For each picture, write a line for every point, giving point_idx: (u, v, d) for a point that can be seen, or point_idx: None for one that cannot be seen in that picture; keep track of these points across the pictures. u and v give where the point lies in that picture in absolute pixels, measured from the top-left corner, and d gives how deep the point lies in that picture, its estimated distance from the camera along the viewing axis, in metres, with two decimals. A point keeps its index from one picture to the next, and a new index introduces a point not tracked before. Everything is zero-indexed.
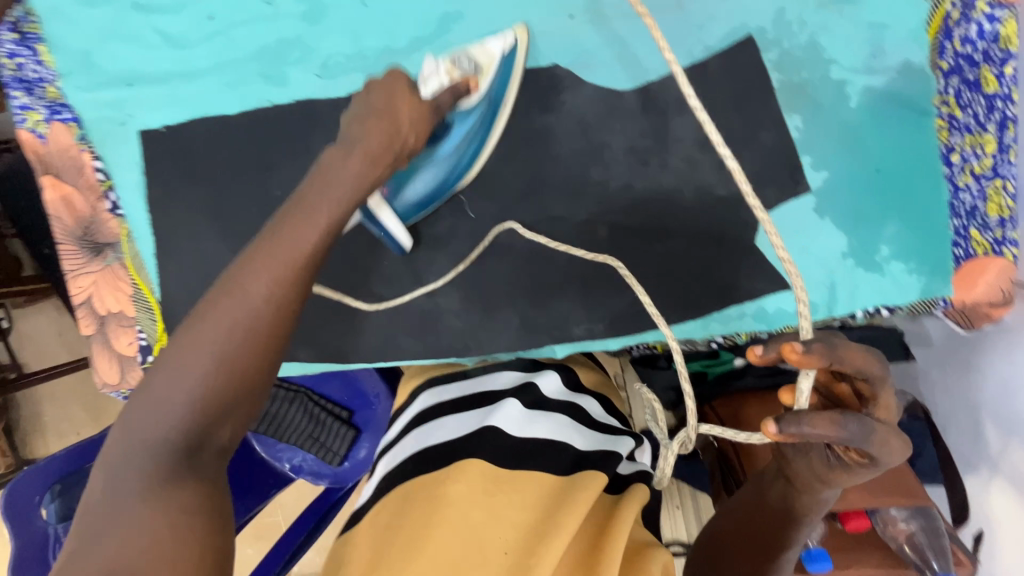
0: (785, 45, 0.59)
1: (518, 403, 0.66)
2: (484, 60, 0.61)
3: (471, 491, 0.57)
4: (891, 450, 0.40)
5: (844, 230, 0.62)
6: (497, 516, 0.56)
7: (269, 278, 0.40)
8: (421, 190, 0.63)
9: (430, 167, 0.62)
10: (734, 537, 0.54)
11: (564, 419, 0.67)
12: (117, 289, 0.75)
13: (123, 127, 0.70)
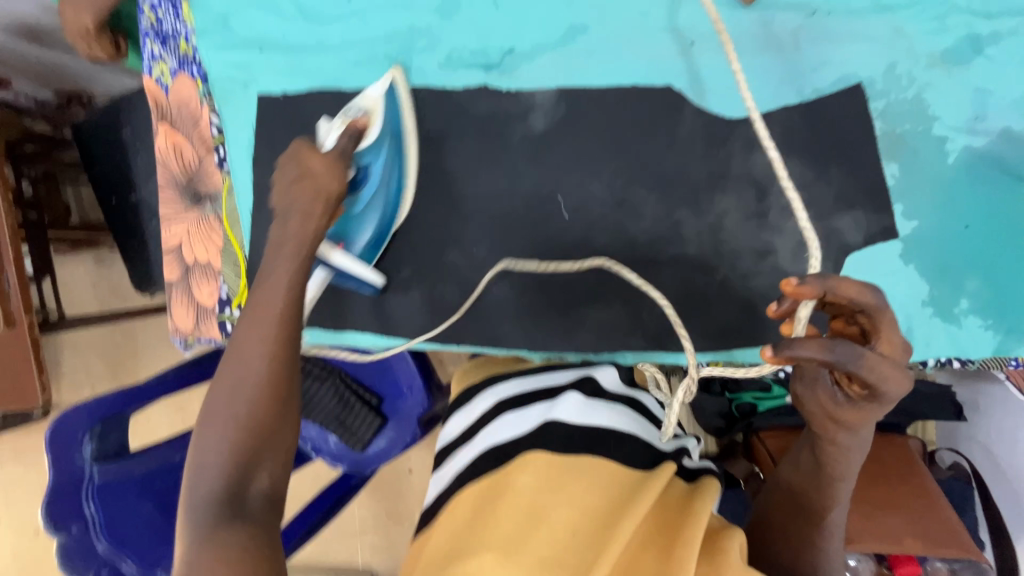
0: (892, 97, 0.63)
1: (580, 394, 0.67)
2: (369, 104, 0.66)
3: (539, 478, 0.58)
4: (887, 378, 0.42)
5: (928, 279, 0.64)
6: (566, 499, 0.56)
7: (259, 340, 0.46)
8: (371, 233, 0.68)
9: (370, 212, 0.66)
10: (785, 518, 0.55)
11: (625, 409, 0.68)
12: (208, 240, 0.78)
13: (245, 88, 0.74)
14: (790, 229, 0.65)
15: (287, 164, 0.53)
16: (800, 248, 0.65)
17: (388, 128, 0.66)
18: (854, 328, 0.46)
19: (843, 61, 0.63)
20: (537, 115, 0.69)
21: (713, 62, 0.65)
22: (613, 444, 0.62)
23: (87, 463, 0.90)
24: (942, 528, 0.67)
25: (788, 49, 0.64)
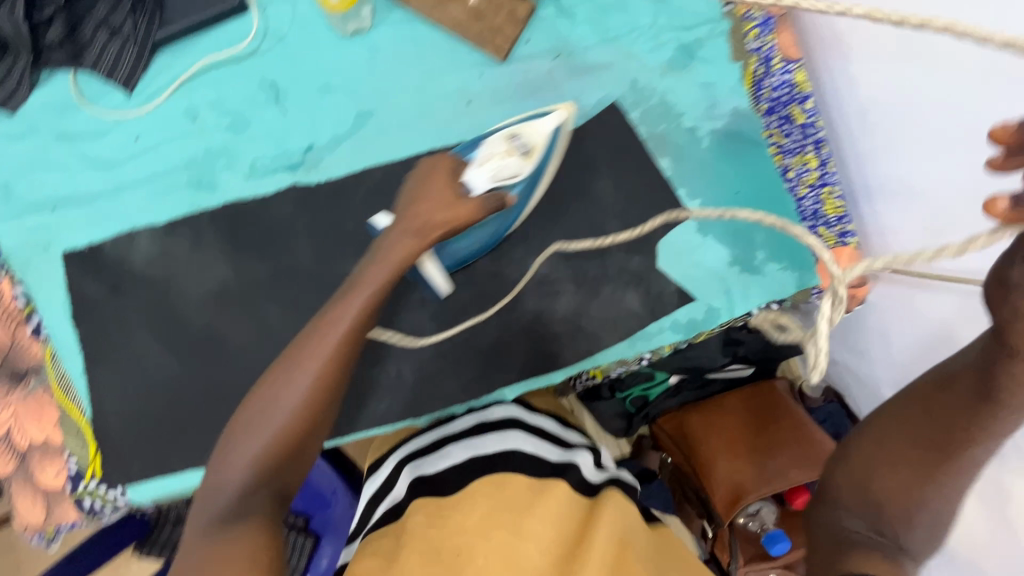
0: (643, 106, 0.74)
1: (482, 450, 0.71)
2: (535, 138, 0.68)
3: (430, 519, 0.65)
4: None
5: (725, 244, 0.74)
6: (461, 531, 0.63)
7: (254, 441, 0.49)
8: (467, 248, 0.70)
9: (478, 229, 0.69)
10: (915, 439, 0.46)
11: (525, 444, 0.72)
12: (40, 416, 0.71)
13: (47, 251, 0.72)
14: (603, 234, 0.73)
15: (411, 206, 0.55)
16: (616, 249, 0.74)
17: (538, 170, 0.69)
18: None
19: (596, 88, 0.73)
20: (352, 198, 0.72)
21: (493, 111, 0.72)
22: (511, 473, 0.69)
23: None
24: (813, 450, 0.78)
25: (550, 87, 0.72)
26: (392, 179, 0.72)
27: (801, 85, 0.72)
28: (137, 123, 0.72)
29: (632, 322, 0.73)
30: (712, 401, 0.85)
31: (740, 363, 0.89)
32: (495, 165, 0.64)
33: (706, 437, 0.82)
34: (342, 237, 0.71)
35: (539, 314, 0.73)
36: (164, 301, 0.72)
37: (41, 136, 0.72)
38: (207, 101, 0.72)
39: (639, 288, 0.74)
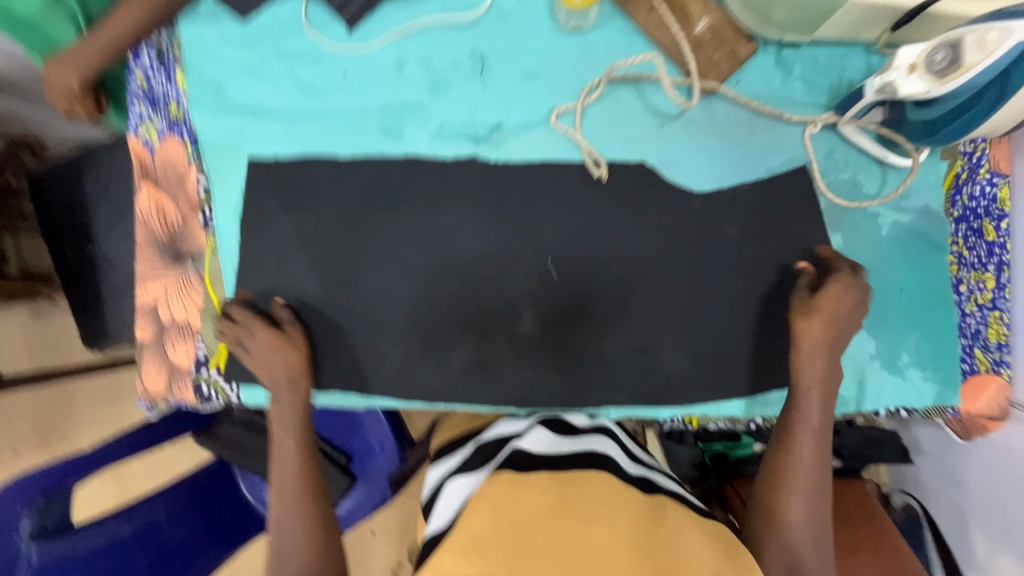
0: (830, 177, 0.72)
1: (552, 431, 0.72)
2: (973, 52, 0.52)
3: (504, 491, 0.62)
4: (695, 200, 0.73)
5: (872, 336, 0.72)
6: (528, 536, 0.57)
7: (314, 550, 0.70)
8: (889, 161, 0.70)
9: (875, 146, 0.70)
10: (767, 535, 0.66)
11: (599, 440, 0.72)
12: (188, 298, 0.76)
13: (235, 152, 0.76)
14: (751, 290, 0.73)
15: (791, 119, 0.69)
16: (760, 308, 0.73)
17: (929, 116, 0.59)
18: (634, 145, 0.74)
19: (791, 146, 0.72)
20: (523, 186, 0.74)
21: (684, 140, 0.73)
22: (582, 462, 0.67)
23: (26, 542, 0.87)
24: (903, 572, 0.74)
25: (745, 134, 0.73)
26: (568, 179, 0.74)
27: (1003, 201, 0.70)
28: (348, 58, 0.75)
29: (754, 382, 0.74)
30: None
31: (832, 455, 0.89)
32: (888, 79, 0.59)
33: None
34: (505, 221, 0.74)
35: (669, 346, 0.74)
36: (325, 230, 0.76)
37: (259, 44, 0.76)
38: (418, 55, 0.75)
39: (768, 353, 0.74)
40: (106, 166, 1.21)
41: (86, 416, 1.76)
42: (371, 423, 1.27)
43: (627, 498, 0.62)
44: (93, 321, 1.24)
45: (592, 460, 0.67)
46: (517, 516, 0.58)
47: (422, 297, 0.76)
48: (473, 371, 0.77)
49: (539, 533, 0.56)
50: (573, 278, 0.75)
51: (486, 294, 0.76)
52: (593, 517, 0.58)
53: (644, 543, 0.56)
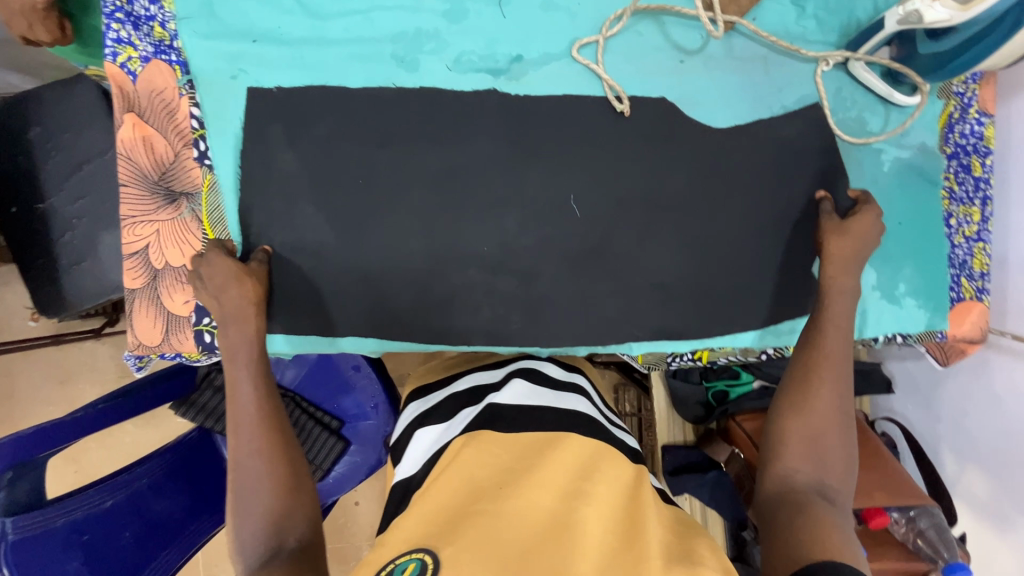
0: (839, 115, 0.75)
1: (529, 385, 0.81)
2: None
3: (482, 455, 0.69)
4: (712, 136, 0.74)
5: (875, 268, 0.76)
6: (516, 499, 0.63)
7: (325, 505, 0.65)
8: (893, 98, 0.74)
9: (883, 82, 0.73)
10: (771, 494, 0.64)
11: (570, 395, 0.82)
12: (184, 241, 0.71)
13: (232, 81, 0.70)
14: (766, 225, 0.75)
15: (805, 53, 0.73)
16: (774, 243, 0.75)
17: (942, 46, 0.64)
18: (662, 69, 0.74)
19: (803, 84, 0.74)
20: (544, 120, 0.72)
21: (702, 77, 0.74)
22: (546, 416, 0.76)
23: None
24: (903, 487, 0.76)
25: (760, 72, 0.74)
26: (589, 113, 0.73)
27: (988, 140, 0.76)
28: None
29: (767, 315, 0.76)
30: None
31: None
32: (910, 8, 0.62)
33: None
34: (527, 156, 0.72)
35: (688, 282, 0.75)
36: (335, 166, 0.71)
37: None
38: None
39: (782, 288, 0.76)
40: (62, 115, 1.11)
41: (33, 399, 1.61)
42: (362, 384, 1.22)
43: (592, 461, 0.70)
44: (47, 287, 1.13)
45: (555, 416, 0.76)
46: (492, 481, 0.66)
47: (440, 237, 0.72)
48: (490, 313, 0.74)
49: (514, 499, 0.63)
50: (598, 214, 0.74)
51: (507, 230, 0.73)
52: (564, 487, 0.65)
53: (604, 506, 0.64)
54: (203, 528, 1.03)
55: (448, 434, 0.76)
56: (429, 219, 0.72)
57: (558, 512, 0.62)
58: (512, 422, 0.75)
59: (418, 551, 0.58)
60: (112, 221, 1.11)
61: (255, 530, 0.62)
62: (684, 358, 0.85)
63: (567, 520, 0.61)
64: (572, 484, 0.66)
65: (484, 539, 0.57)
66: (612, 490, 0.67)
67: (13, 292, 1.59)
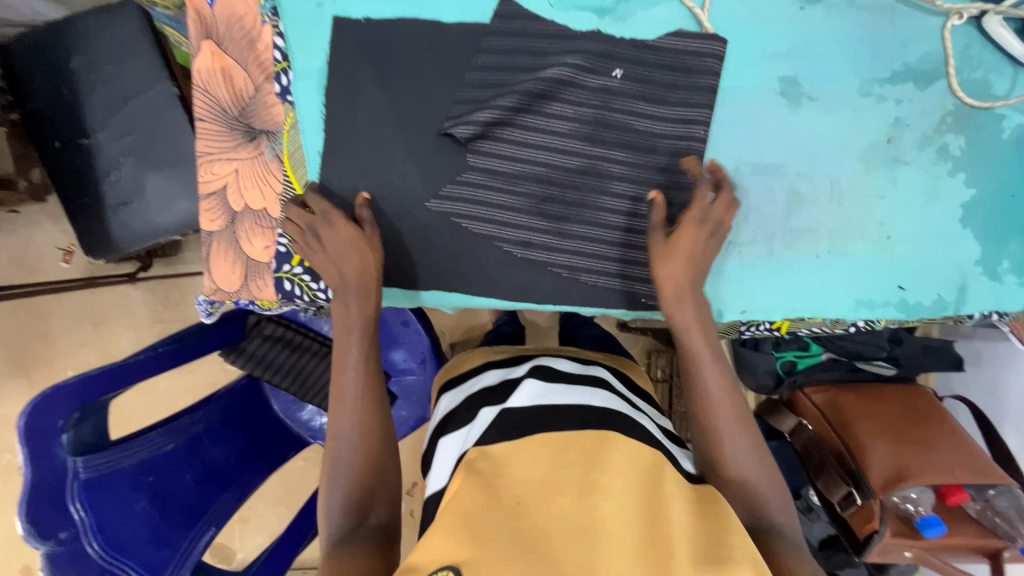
0: (963, 75, 0.70)
1: (545, 381, 0.68)
2: None
3: (499, 462, 0.57)
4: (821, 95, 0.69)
5: (979, 241, 0.72)
6: (546, 496, 0.53)
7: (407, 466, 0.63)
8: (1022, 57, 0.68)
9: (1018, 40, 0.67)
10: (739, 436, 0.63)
11: (604, 391, 0.69)
12: (263, 183, 0.67)
13: (317, 9, 0.65)
14: (869, 192, 0.71)
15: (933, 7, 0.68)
16: (877, 211, 0.71)
17: None
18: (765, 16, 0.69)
19: (927, 39, 0.69)
20: (649, 66, 0.67)
21: (820, 26, 0.68)
22: (564, 416, 0.62)
23: (69, 457, 0.77)
24: (981, 466, 0.77)
25: (884, 24, 0.69)
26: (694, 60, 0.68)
27: None
28: None
29: (865, 287, 0.72)
30: (867, 390, 0.88)
31: (888, 363, 0.91)
32: None
33: (868, 422, 0.83)
34: (618, 100, 0.67)
35: (784, 248, 0.72)
36: (422, 104, 0.66)
37: None
38: None
39: (882, 259, 0.72)
40: (105, 44, 1.04)
41: (67, 341, 1.60)
42: (410, 340, 1.20)
43: (601, 450, 0.58)
44: (94, 227, 1.10)
45: (577, 416, 0.62)
46: (509, 490, 0.54)
47: (529, 188, 0.68)
48: (576, 275, 0.70)
49: (532, 515, 0.51)
50: (671, 156, 0.68)
51: (569, 160, 0.68)
52: (577, 483, 0.54)
53: (625, 503, 0.53)
54: (254, 471, 1.04)
55: (469, 437, 0.64)
56: (509, 163, 0.67)
57: (577, 517, 0.51)
58: (527, 426, 0.61)
59: (443, 570, 0.48)
60: (160, 161, 1.07)
61: (335, 500, 0.59)
62: (763, 328, 0.80)
63: (587, 523, 0.50)
64: (584, 479, 0.54)
65: (508, 561, 0.48)
66: (629, 478, 0.55)
67: (44, 232, 1.56)
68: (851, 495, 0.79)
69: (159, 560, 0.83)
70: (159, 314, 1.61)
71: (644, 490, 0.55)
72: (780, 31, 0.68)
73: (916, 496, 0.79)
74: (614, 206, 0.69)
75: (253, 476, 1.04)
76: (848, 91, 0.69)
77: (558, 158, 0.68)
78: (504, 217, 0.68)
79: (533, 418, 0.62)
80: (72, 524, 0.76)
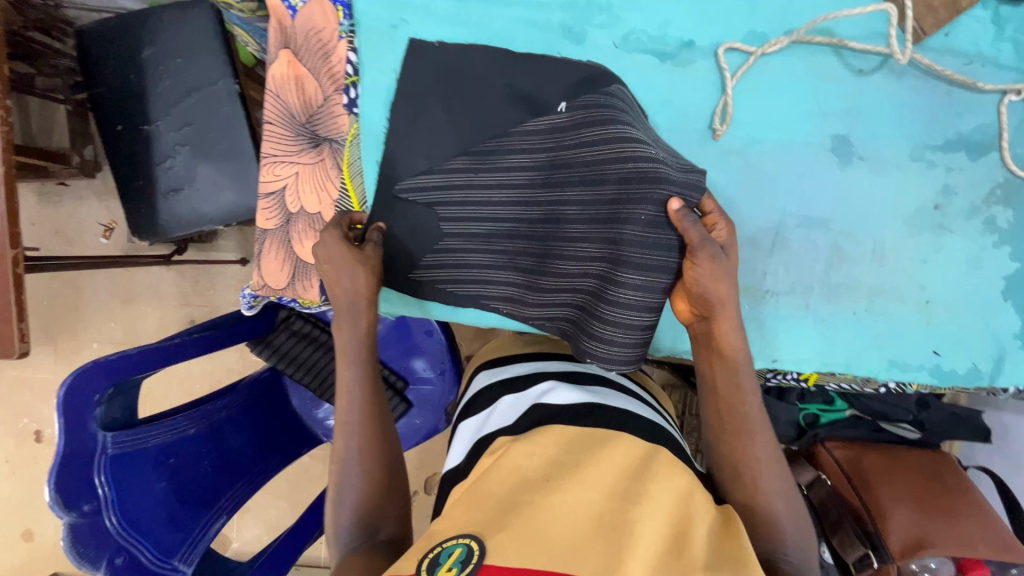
0: (1016, 150, 0.70)
1: (580, 388, 0.72)
2: None
3: (530, 447, 0.58)
4: (871, 157, 0.70)
5: (1019, 315, 0.72)
6: (579, 486, 0.53)
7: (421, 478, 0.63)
8: None
9: None
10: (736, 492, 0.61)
11: (635, 400, 0.73)
12: (321, 188, 0.70)
13: (392, 31, 0.68)
14: (911, 256, 0.71)
15: (992, 82, 0.69)
16: (917, 275, 0.72)
17: None
18: (824, 73, 0.69)
19: (983, 111, 0.69)
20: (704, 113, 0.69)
21: (876, 90, 0.69)
22: (599, 411, 0.67)
23: (99, 432, 0.79)
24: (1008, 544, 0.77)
25: (942, 93, 0.69)
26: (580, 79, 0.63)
27: None
28: None
29: (898, 348, 0.72)
30: (889, 449, 0.88)
31: (913, 427, 0.90)
32: None
33: (891, 483, 0.83)
34: (568, 139, 0.62)
35: (821, 302, 0.72)
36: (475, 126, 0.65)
37: None
38: None
39: (918, 323, 0.72)
40: (177, 40, 1.09)
41: (97, 314, 1.65)
42: (430, 349, 1.21)
43: (644, 463, 0.58)
44: (142, 210, 1.14)
45: (610, 419, 0.66)
46: (540, 474, 0.55)
47: (522, 234, 0.67)
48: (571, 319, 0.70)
49: (559, 495, 0.52)
50: (624, 184, 0.58)
51: (527, 211, 0.66)
52: (612, 487, 0.54)
53: (658, 509, 0.52)
54: (268, 464, 1.06)
55: (493, 421, 0.69)
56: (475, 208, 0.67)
57: (606, 511, 0.51)
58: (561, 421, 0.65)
59: (465, 536, 0.49)
60: (214, 153, 1.11)
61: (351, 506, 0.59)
62: (789, 376, 0.79)
63: (619, 524, 0.49)
64: (622, 485, 0.54)
65: (531, 543, 0.47)
66: (668, 494, 0.55)
67: (88, 206, 1.61)
68: (866, 557, 0.79)
69: (171, 544, 0.85)
70: (187, 297, 1.65)
71: (676, 500, 0.54)
72: (836, 91, 0.69)
73: (935, 566, 0.77)
74: (573, 253, 0.65)
75: (268, 469, 1.06)
76: (898, 156, 0.70)
77: (514, 211, 0.66)
78: (486, 274, 0.71)
79: (570, 413, 0.66)
80: (95, 498, 0.77)
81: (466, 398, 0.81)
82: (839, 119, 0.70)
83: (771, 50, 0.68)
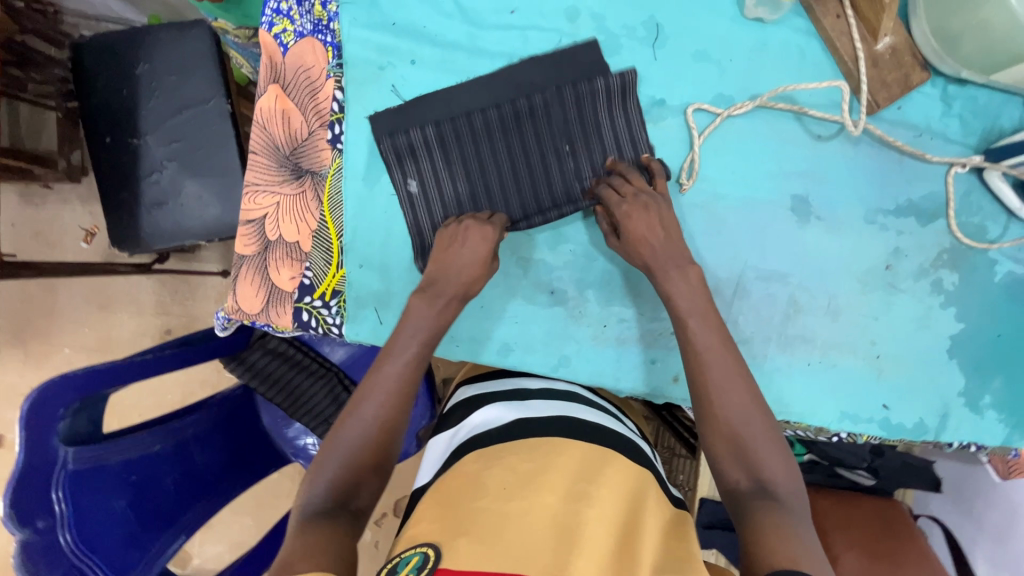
0: (961, 216, 0.75)
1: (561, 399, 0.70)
2: None
3: (490, 461, 0.59)
4: (827, 214, 0.74)
5: (963, 373, 0.75)
6: (530, 491, 0.53)
7: None
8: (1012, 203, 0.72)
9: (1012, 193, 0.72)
10: None
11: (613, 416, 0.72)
12: (301, 218, 0.73)
13: (379, 72, 0.71)
14: (864, 312, 0.75)
15: (941, 154, 0.73)
16: (870, 328, 0.75)
17: None
18: (785, 134, 0.74)
19: (932, 179, 0.74)
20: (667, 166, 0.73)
21: (830, 155, 0.74)
22: (559, 423, 0.66)
23: (61, 446, 0.79)
24: None
25: (893, 161, 0.74)
26: (570, 100, 0.71)
27: None
28: None
29: (851, 399, 0.75)
30: (846, 496, 0.91)
31: (867, 473, 0.92)
32: None
33: (842, 529, 0.85)
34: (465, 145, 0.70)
35: (779, 350, 0.75)
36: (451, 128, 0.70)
37: None
38: (593, 10, 0.73)
39: (869, 377, 0.75)
40: (173, 59, 1.11)
41: (69, 318, 1.63)
42: None
43: (597, 465, 0.60)
44: (125, 222, 1.14)
45: (581, 429, 0.65)
46: (497, 480, 0.55)
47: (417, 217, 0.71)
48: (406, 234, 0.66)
49: (515, 501, 0.52)
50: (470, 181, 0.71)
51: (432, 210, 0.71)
52: (565, 489, 0.55)
53: (607, 511, 0.53)
54: (230, 482, 1.03)
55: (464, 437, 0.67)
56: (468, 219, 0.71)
57: (559, 515, 0.51)
58: (527, 429, 0.64)
59: (423, 545, 0.48)
60: (200, 169, 1.13)
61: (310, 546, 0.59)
62: None
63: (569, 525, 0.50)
64: (573, 486, 0.55)
65: (482, 540, 0.47)
66: (618, 498, 0.56)
67: (70, 211, 1.61)
68: None
69: (126, 563, 0.84)
70: (165, 306, 1.64)
71: (625, 511, 0.55)
72: (796, 152, 0.74)
73: None
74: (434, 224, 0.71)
75: (233, 486, 1.05)
76: (851, 215, 0.74)
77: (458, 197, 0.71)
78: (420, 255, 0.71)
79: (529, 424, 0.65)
80: (51, 515, 0.76)
81: (445, 407, 0.77)
82: (796, 177, 0.74)
83: (737, 112, 0.72)
